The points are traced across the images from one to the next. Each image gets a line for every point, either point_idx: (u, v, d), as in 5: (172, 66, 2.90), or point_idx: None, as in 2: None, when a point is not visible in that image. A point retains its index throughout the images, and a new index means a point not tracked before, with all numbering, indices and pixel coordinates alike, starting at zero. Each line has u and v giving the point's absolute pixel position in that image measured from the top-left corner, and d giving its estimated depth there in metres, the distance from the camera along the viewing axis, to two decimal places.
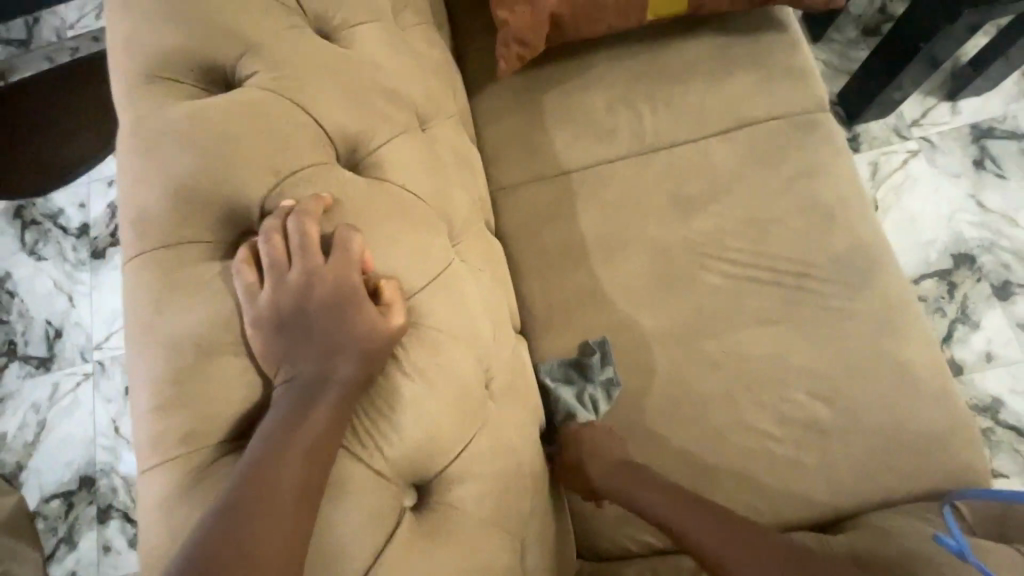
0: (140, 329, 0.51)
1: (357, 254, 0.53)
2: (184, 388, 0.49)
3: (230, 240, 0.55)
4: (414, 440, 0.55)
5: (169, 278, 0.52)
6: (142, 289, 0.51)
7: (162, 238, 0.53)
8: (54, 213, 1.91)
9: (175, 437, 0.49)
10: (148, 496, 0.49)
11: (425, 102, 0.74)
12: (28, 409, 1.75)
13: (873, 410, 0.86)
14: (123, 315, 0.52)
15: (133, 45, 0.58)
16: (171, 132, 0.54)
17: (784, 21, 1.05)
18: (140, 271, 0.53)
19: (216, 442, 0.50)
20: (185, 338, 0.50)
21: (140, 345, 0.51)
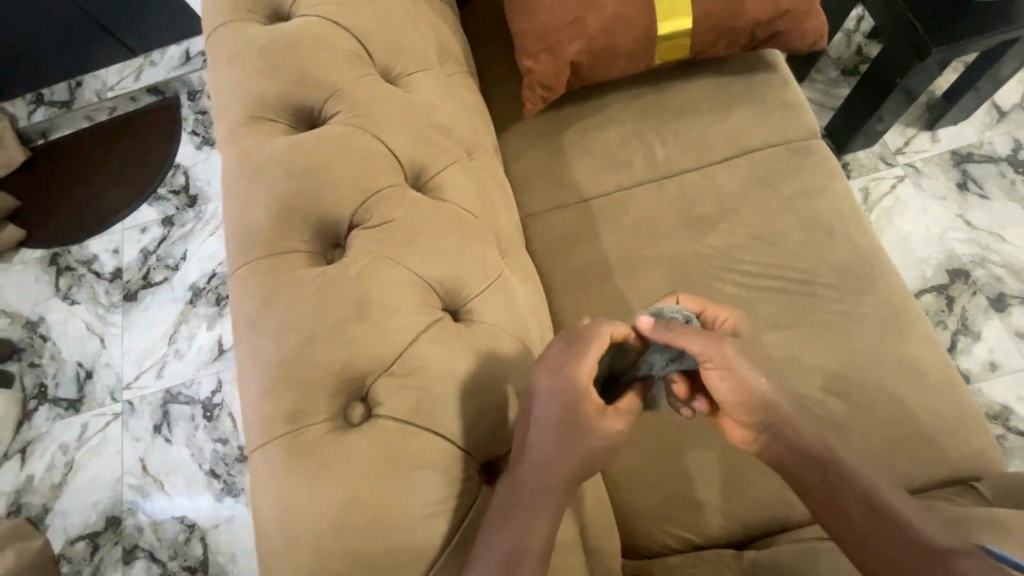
0: (252, 326, 0.61)
1: (432, 258, 0.65)
2: (288, 373, 0.58)
3: (323, 248, 0.66)
4: (482, 425, 0.61)
5: (274, 280, 0.62)
6: (254, 290, 0.61)
7: (268, 249, 0.63)
8: (88, 259, 1.96)
9: (281, 418, 0.57)
10: (262, 469, 0.57)
11: (470, 136, 0.84)
12: (56, 450, 1.76)
13: (887, 404, 0.93)
14: (238, 313, 0.62)
15: (238, 96, 0.70)
16: (273, 163, 0.65)
17: (775, 61, 1.18)
18: (249, 278, 0.63)
19: (320, 421, 0.57)
20: (289, 328, 0.59)
21: (252, 337, 0.60)
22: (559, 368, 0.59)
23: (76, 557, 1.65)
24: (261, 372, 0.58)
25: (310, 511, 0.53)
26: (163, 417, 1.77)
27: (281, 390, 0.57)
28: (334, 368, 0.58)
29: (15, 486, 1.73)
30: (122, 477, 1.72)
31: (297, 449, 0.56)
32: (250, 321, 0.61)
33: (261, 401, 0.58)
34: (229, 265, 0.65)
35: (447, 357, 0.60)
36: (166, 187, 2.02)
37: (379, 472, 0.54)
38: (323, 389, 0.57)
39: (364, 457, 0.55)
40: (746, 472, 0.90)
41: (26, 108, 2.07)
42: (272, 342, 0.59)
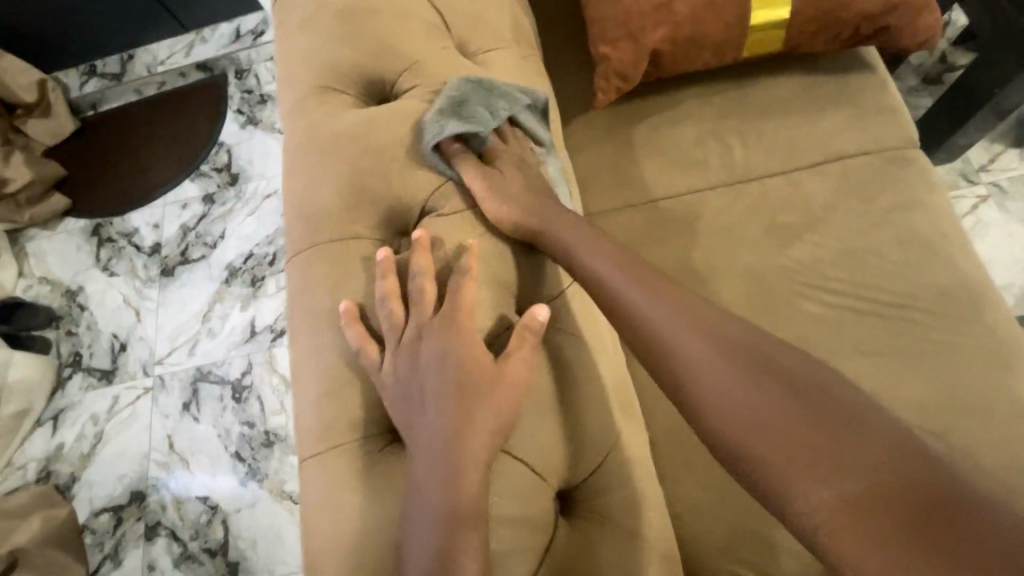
0: (317, 323, 0.60)
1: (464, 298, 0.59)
2: (411, 339, 0.58)
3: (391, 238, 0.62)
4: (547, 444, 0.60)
5: (339, 267, 0.59)
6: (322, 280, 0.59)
7: (334, 235, 0.59)
8: (129, 232, 1.96)
9: (340, 425, 0.58)
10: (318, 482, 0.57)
11: (546, 124, 0.77)
12: (87, 420, 1.76)
13: (990, 448, 0.82)
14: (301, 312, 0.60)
15: (306, 66, 0.65)
16: (339, 140, 0.60)
17: (872, 61, 1.07)
18: (316, 265, 0.60)
19: (371, 436, 0.58)
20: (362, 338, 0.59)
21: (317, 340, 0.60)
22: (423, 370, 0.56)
23: (100, 529, 1.65)
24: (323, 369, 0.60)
25: (414, 480, 0.53)
26: (193, 396, 1.75)
27: (411, 354, 0.57)
28: (446, 333, 0.57)
29: (45, 454, 1.73)
30: (149, 452, 1.71)
31: (411, 415, 0.56)
32: (315, 319, 0.60)
33: (383, 372, 0.58)
34: (289, 248, 0.62)
35: (523, 365, 0.58)
36: (208, 164, 2.00)
37: (492, 436, 0.55)
38: (440, 348, 0.57)
39: (452, 451, 0.53)
40: None
41: (78, 79, 2.07)
42: (390, 310, 0.59)
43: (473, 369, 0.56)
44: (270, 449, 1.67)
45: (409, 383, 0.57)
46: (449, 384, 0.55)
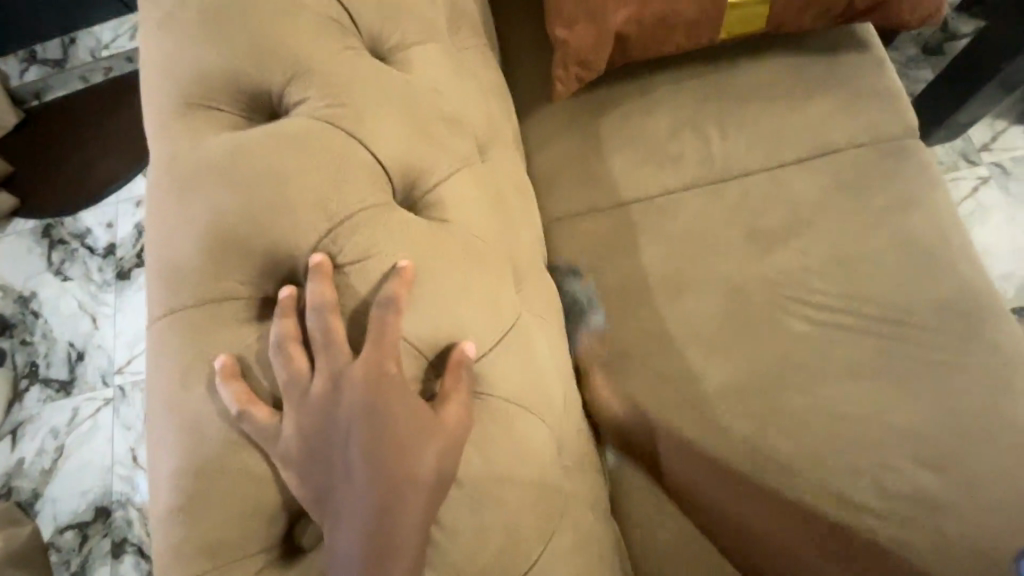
0: (175, 408, 0.47)
1: (391, 332, 0.47)
2: (320, 391, 0.46)
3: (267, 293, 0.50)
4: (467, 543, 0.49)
5: (202, 338, 0.48)
6: (175, 355, 0.48)
7: (195, 299, 0.48)
8: (81, 233, 1.84)
9: (201, 540, 0.45)
10: None
11: (484, 131, 0.66)
12: (46, 434, 1.67)
13: (989, 481, 0.75)
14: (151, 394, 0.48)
15: (168, 79, 0.53)
16: (203, 172, 0.49)
17: (867, 39, 0.95)
18: (176, 332, 0.49)
19: (254, 549, 0.47)
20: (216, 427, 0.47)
21: (162, 434, 0.48)
22: (341, 423, 0.45)
23: (65, 547, 1.58)
24: (180, 462, 0.46)
25: (332, 570, 0.44)
26: None
27: (321, 413, 0.45)
28: (364, 386, 0.45)
29: (5, 469, 1.65)
30: (113, 466, 1.63)
31: (325, 486, 0.45)
32: (173, 399, 0.48)
33: (283, 437, 0.46)
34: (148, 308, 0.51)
35: (462, 413, 0.49)
36: None
37: (427, 507, 0.46)
38: (359, 404, 0.45)
39: (377, 523, 0.44)
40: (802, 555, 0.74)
41: (18, 66, 1.89)
42: (289, 357, 0.47)
43: (406, 427, 0.45)
44: None
45: (321, 435, 0.45)
46: (369, 447, 0.44)
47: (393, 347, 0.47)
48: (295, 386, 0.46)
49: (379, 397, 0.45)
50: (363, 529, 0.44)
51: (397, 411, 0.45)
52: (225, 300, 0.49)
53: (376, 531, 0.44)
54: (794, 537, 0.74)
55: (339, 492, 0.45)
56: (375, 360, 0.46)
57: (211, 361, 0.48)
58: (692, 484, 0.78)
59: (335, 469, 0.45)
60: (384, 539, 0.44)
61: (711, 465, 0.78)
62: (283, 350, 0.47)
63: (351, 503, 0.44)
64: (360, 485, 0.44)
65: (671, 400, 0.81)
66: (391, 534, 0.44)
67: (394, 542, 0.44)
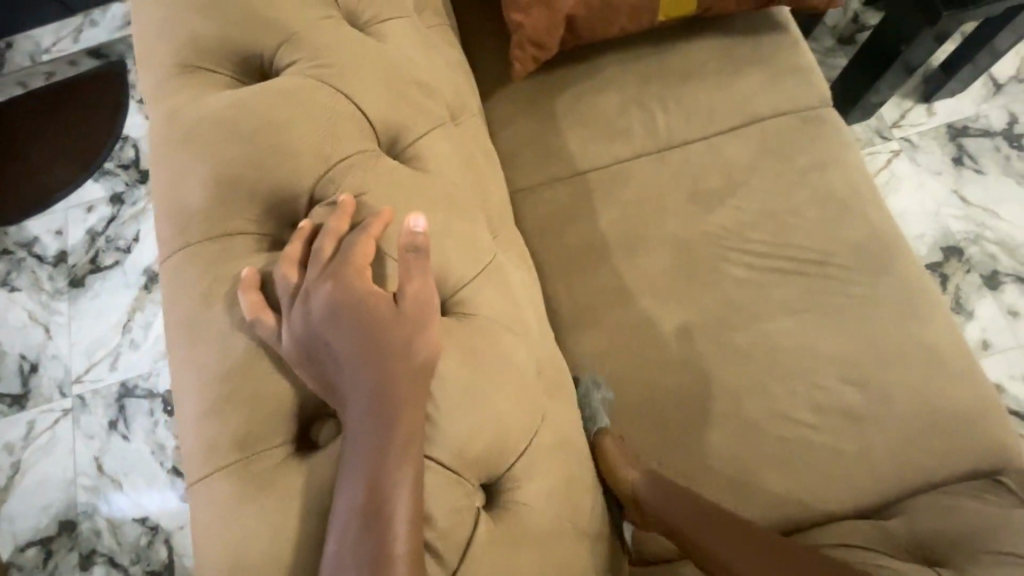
0: (195, 331, 0.53)
1: (367, 244, 0.52)
2: (306, 295, 0.50)
3: (274, 228, 0.56)
4: (465, 435, 0.54)
5: (216, 266, 0.53)
6: (194, 280, 0.53)
7: (208, 233, 0.54)
8: (29, 242, 1.78)
9: (227, 443, 0.51)
10: (206, 501, 0.50)
11: (454, 98, 0.73)
12: (0, 450, 1.60)
13: (905, 392, 0.87)
14: (173, 316, 0.53)
15: (165, 46, 0.59)
16: (206, 125, 0.55)
17: (784, 21, 1.08)
18: (188, 267, 0.54)
19: (276, 446, 0.52)
20: (237, 340, 0.52)
21: (186, 351, 0.53)
22: (323, 319, 0.49)
23: (28, 565, 1.53)
24: (203, 375, 0.52)
25: (345, 449, 0.49)
26: (120, 413, 1.64)
27: (308, 312, 0.50)
28: (346, 284, 0.50)
29: None
30: (75, 478, 1.59)
31: (332, 378, 0.50)
32: (192, 325, 0.53)
33: (282, 340, 0.51)
34: (160, 248, 0.55)
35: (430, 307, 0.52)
36: (113, 161, 1.83)
37: (415, 389, 0.50)
38: (339, 303, 0.49)
39: (374, 402, 0.48)
40: (753, 468, 0.84)
41: None
42: (282, 272, 0.52)
43: (387, 317, 0.50)
44: None
45: (310, 332, 0.49)
46: (359, 335, 0.49)
47: (362, 253, 0.51)
48: (290, 295, 0.51)
49: (355, 294, 0.50)
50: (365, 408, 0.48)
51: (371, 304, 0.50)
52: (235, 234, 0.55)
53: (370, 410, 0.48)
54: (746, 453, 0.84)
55: (346, 380, 0.49)
56: (357, 265, 0.51)
57: (228, 286, 0.53)
58: (658, 416, 0.87)
59: (331, 361, 0.50)
60: (383, 414, 0.48)
61: (672, 398, 0.87)
62: (282, 267, 0.52)
63: (349, 388, 0.49)
64: (356, 372, 0.49)
65: (633, 344, 0.91)
66: (383, 411, 0.48)
67: (386, 417, 0.48)
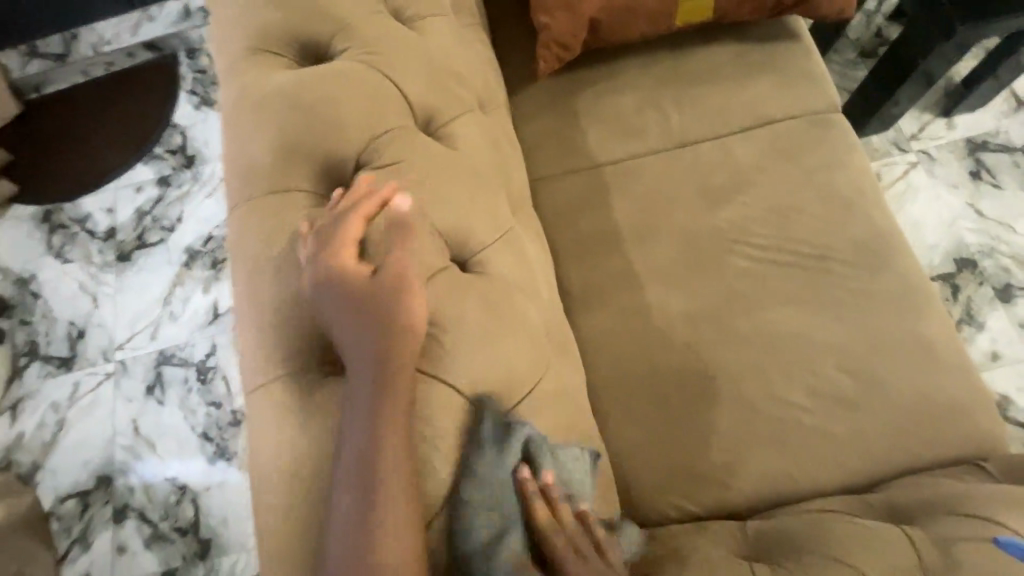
0: (257, 270, 0.61)
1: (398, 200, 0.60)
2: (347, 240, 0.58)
3: (326, 187, 0.64)
4: (480, 374, 0.62)
5: (277, 216, 0.62)
6: (258, 227, 0.61)
7: (269, 188, 0.62)
8: (82, 218, 1.91)
9: (282, 361, 0.61)
10: (264, 407, 0.60)
11: (483, 88, 0.81)
12: (47, 408, 1.74)
13: (896, 382, 0.91)
14: (238, 257, 0.62)
15: (239, 31, 0.68)
16: (272, 98, 0.64)
17: (799, 29, 1.14)
18: (251, 216, 0.62)
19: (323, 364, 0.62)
20: (293, 278, 0.61)
21: (249, 285, 0.62)
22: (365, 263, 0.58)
23: (67, 515, 1.65)
24: (263, 305, 0.61)
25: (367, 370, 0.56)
26: (157, 379, 1.76)
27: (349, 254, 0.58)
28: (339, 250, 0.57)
29: (5, 444, 1.71)
30: (113, 437, 1.71)
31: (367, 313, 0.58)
32: (253, 265, 0.62)
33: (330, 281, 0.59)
34: (229, 199, 0.64)
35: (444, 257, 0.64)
36: (163, 146, 1.97)
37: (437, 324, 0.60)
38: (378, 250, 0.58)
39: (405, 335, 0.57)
40: (744, 445, 0.89)
41: (20, 60, 1.98)
42: (332, 224, 0.60)
43: (373, 279, 0.57)
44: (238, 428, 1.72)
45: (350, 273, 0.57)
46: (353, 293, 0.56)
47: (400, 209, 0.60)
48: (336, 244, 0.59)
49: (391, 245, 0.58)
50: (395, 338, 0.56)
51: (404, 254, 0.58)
52: (293, 190, 0.63)
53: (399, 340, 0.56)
54: (739, 431, 0.90)
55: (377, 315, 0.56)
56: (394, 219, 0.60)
57: (286, 235, 0.61)
58: (656, 394, 0.93)
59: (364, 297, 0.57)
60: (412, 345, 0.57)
61: (671, 377, 0.93)
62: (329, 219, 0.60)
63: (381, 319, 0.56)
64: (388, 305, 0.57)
65: (637, 325, 0.97)
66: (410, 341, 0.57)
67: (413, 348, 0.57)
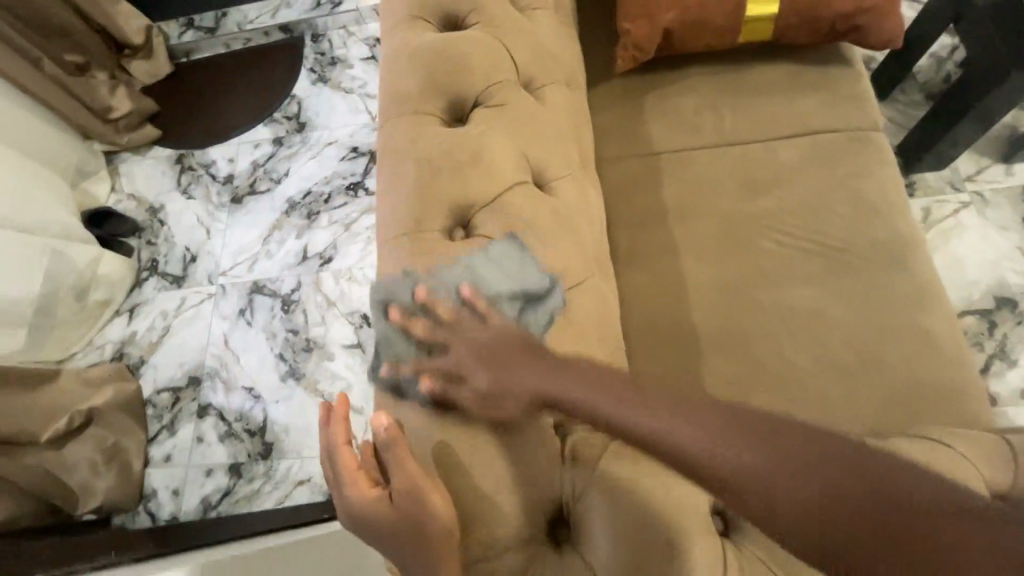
0: (397, 162, 0.83)
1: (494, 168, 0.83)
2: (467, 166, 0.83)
3: (450, 116, 0.88)
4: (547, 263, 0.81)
5: (415, 128, 0.84)
6: (402, 134, 0.84)
7: (412, 112, 0.86)
8: (208, 163, 2.22)
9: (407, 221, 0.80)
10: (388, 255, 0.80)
11: (571, 69, 1.02)
12: (157, 314, 2.01)
13: (895, 361, 1.04)
14: (382, 154, 0.85)
15: (403, 5, 0.94)
16: (422, 50, 0.88)
17: (851, 56, 1.29)
18: (397, 126, 0.85)
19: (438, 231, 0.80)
20: (423, 166, 0.81)
21: (390, 172, 0.84)
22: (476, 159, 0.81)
23: (160, 404, 1.89)
24: (399, 184, 0.82)
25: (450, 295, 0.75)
26: (248, 303, 2.00)
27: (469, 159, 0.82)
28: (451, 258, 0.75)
29: (120, 338, 1.99)
30: (207, 346, 1.96)
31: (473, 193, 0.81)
32: (396, 157, 0.84)
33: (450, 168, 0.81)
34: (381, 115, 0.88)
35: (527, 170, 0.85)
36: (281, 113, 2.27)
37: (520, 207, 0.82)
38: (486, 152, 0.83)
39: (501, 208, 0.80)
40: (750, 394, 1.04)
41: (178, 30, 2.37)
42: (455, 138, 0.83)
43: (488, 188, 0.81)
44: (309, 354, 1.91)
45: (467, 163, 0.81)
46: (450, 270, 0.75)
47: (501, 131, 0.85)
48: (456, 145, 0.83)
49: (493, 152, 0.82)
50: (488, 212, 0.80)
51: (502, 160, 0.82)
52: (428, 114, 0.86)
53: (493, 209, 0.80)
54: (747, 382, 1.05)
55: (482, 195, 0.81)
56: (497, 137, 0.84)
57: (421, 140, 0.83)
58: (680, 343, 1.09)
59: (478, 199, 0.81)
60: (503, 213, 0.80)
61: (694, 330, 1.10)
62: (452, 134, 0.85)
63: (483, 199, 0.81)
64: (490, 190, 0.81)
65: (671, 285, 1.14)
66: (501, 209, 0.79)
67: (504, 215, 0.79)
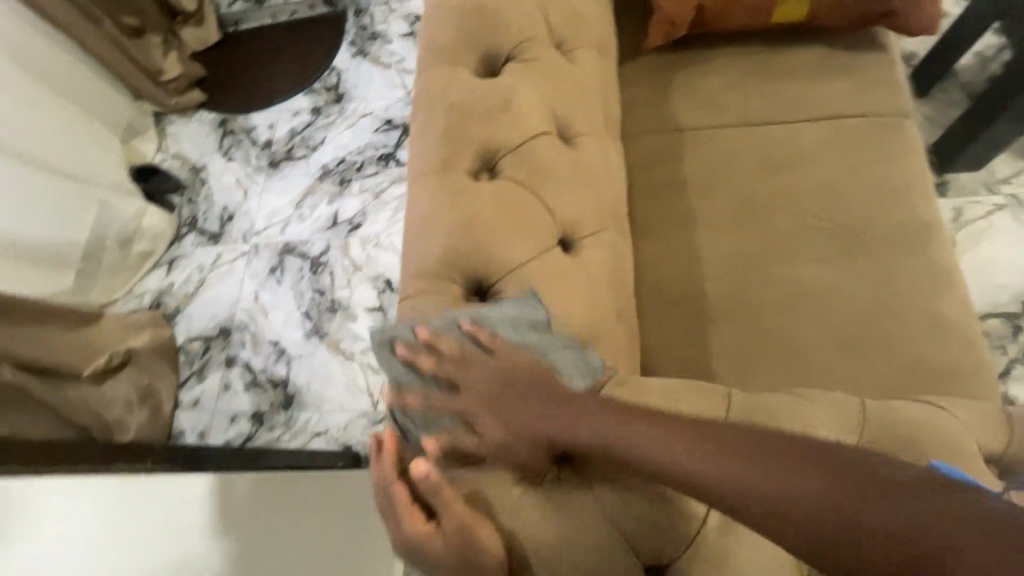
0: (429, 110, 0.88)
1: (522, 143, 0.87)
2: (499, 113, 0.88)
3: (483, 70, 0.93)
4: (563, 209, 0.85)
5: (449, 80, 0.89)
6: (436, 85, 0.90)
7: (447, 65, 0.91)
8: (249, 128, 2.31)
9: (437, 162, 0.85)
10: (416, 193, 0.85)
11: (603, 37, 1.06)
12: (194, 268, 2.10)
13: (906, 341, 1.05)
14: (416, 102, 0.91)
15: None
16: (461, 8, 0.93)
17: (886, 41, 1.29)
18: (432, 78, 0.90)
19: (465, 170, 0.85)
20: (455, 115, 0.87)
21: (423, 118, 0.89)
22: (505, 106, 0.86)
23: (192, 352, 1.99)
24: (430, 130, 0.87)
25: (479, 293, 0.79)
26: (279, 263, 2.08)
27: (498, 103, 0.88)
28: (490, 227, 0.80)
29: (157, 289, 2.08)
30: (238, 301, 2.05)
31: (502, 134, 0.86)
32: (428, 105, 0.89)
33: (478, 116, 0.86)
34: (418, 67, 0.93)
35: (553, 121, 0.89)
36: (321, 84, 2.35)
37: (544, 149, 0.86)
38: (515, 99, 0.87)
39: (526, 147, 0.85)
40: (758, 364, 1.06)
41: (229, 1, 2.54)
42: (486, 91, 0.88)
43: (515, 134, 0.86)
44: (333, 314, 1.99)
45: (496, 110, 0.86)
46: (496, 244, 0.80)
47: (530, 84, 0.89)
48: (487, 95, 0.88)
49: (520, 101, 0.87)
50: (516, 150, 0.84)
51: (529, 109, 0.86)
52: (462, 67, 0.91)
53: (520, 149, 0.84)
54: (755, 352, 1.07)
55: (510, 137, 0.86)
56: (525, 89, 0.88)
57: (453, 91, 0.88)
58: (692, 311, 1.12)
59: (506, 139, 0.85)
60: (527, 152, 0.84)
61: (706, 300, 1.12)
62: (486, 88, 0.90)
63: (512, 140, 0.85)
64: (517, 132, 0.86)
65: (688, 256, 1.16)
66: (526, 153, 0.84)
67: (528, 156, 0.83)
